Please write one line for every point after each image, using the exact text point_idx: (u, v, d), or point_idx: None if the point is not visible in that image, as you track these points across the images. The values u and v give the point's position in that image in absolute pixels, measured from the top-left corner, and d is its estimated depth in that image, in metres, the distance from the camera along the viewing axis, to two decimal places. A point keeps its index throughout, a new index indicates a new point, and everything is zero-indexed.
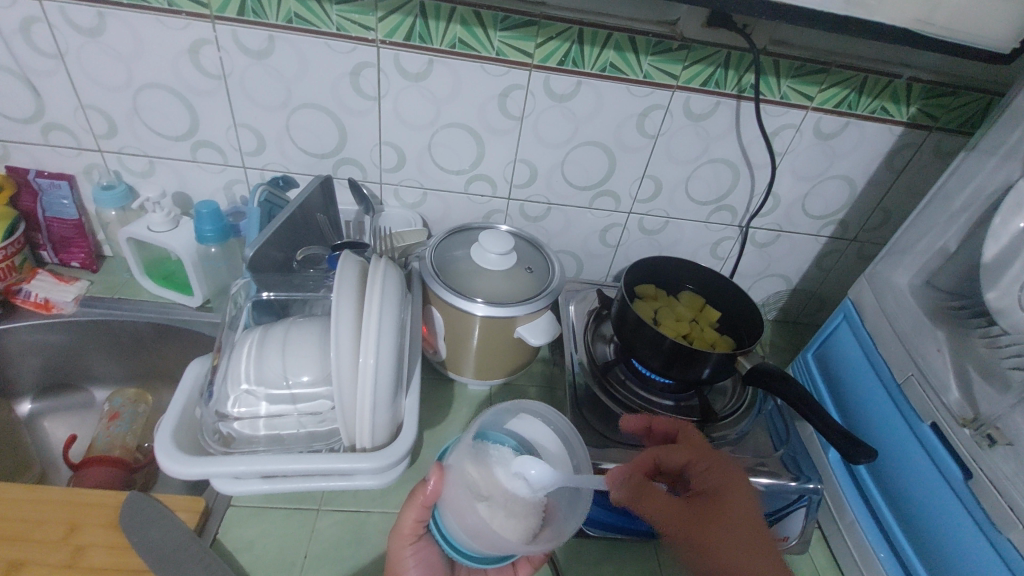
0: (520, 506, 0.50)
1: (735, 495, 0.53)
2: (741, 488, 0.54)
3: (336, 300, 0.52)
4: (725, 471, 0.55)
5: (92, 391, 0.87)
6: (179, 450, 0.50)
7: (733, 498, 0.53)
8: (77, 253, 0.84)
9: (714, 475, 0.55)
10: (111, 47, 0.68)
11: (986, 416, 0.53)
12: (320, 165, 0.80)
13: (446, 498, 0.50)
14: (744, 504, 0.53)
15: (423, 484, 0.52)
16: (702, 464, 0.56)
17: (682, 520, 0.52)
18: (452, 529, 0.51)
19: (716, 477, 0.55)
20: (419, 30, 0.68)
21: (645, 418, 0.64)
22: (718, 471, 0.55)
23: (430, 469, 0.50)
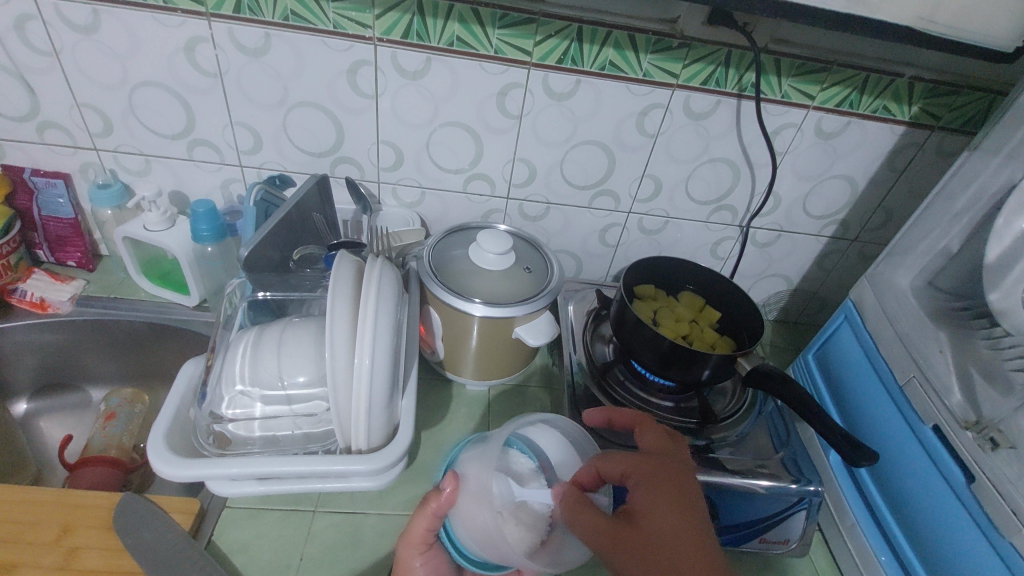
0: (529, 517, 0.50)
1: (670, 516, 0.45)
2: (685, 507, 0.46)
3: (331, 300, 0.51)
4: (670, 487, 0.47)
5: (89, 391, 0.87)
6: (173, 453, 0.50)
7: (669, 521, 0.45)
8: (73, 252, 0.84)
9: (656, 492, 0.47)
10: (105, 45, 0.68)
11: (989, 419, 0.52)
12: (318, 164, 0.80)
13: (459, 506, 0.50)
14: (684, 527, 0.45)
15: (435, 492, 0.52)
16: (645, 475, 0.48)
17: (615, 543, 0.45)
18: (461, 535, 0.51)
19: (657, 496, 0.47)
20: (417, 28, 0.67)
21: (605, 411, 0.62)
22: (661, 486, 0.48)
23: (446, 480, 0.51)
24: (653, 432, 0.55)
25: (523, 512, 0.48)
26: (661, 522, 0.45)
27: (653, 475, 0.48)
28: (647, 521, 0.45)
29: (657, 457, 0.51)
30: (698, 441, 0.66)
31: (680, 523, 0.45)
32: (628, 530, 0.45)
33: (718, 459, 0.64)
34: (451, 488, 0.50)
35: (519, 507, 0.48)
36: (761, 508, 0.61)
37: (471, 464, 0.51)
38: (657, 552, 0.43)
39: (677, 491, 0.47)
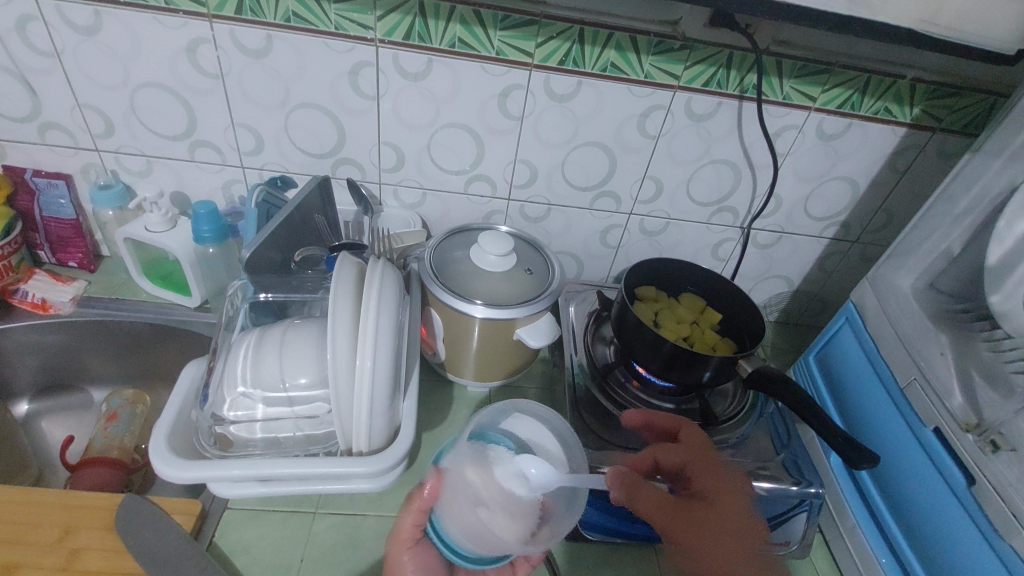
0: (519, 506, 0.47)
1: (730, 502, 0.54)
2: (736, 496, 0.55)
3: (333, 303, 0.51)
4: (721, 477, 0.56)
5: (90, 392, 0.87)
6: (174, 454, 0.50)
7: (728, 505, 0.54)
8: (74, 253, 0.84)
9: (710, 481, 0.56)
10: (107, 46, 0.68)
11: (989, 422, 0.52)
12: (319, 165, 0.80)
13: (444, 502, 0.50)
14: (739, 512, 0.54)
15: (419, 489, 0.52)
16: (697, 467, 0.57)
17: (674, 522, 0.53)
18: (453, 534, 0.49)
19: (712, 484, 0.55)
20: (418, 29, 0.67)
21: (645, 413, 0.62)
22: (715, 476, 0.56)
23: (426, 475, 0.51)
24: (688, 430, 0.60)
25: (512, 504, 0.46)
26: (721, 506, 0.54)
27: (706, 468, 0.57)
28: (710, 505, 0.54)
29: (703, 451, 0.58)
30: None
31: (737, 508, 0.54)
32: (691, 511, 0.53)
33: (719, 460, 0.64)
34: (434, 481, 0.50)
35: (508, 499, 0.46)
36: (763, 509, 0.62)
37: (453, 460, 0.50)
38: (719, 535, 0.52)
39: (726, 482, 0.56)
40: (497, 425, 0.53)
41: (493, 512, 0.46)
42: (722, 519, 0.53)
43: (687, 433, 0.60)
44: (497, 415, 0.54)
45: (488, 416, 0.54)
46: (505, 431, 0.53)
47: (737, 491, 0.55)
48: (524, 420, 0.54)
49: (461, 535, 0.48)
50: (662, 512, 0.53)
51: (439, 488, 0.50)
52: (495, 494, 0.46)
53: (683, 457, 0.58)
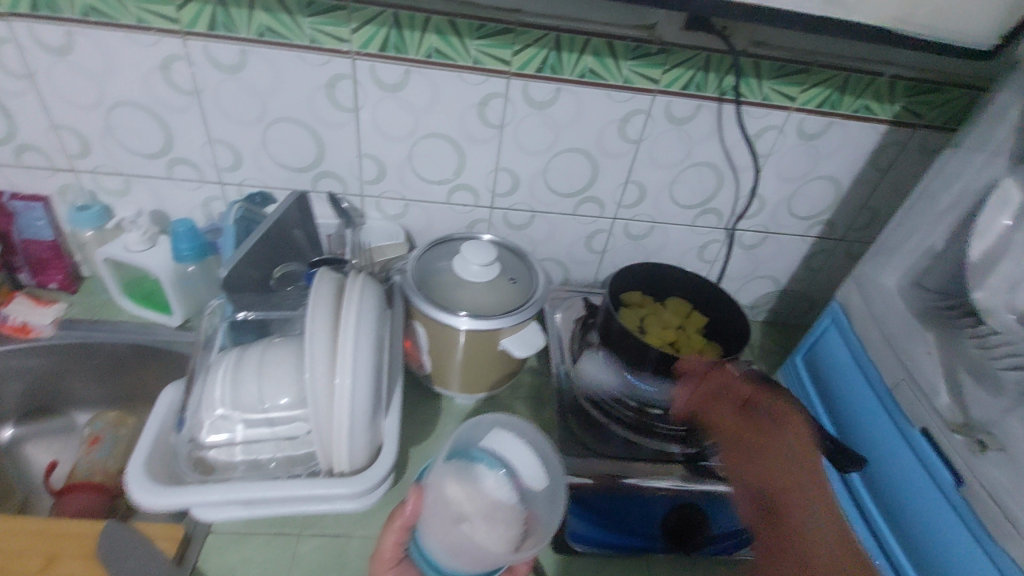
0: (502, 513, 0.47)
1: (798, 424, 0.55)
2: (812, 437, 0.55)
3: (311, 321, 0.51)
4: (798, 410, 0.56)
5: (74, 415, 0.86)
6: (154, 481, 0.49)
7: (784, 433, 0.55)
8: (54, 274, 0.82)
9: (778, 407, 0.57)
10: (80, 65, 0.67)
11: (978, 422, 0.52)
12: (299, 179, 0.79)
13: (427, 519, 0.48)
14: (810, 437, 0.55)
15: (399, 509, 0.50)
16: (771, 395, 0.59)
17: (739, 431, 0.58)
18: (434, 552, 0.48)
19: (781, 407, 0.56)
20: (393, 41, 0.67)
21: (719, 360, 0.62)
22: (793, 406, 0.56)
23: (407, 492, 0.49)
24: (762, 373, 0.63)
25: (496, 514, 0.47)
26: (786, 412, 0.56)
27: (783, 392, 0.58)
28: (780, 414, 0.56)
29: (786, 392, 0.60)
30: (688, 449, 0.66)
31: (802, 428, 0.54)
32: (751, 421, 0.58)
33: (709, 466, 0.64)
34: (416, 499, 0.49)
35: (493, 509, 0.47)
36: None
37: (437, 475, 0.49)
38: (776, 451, 0.55)
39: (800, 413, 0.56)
40: (476, 441, 0.53)
41: (476, 524, 0.46)
42: (778, 441, 0.55)
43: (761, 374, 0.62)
44: (474, 432, 0.53)
45: (470, 431, 0.53)
46: (485, 447, 0.52)
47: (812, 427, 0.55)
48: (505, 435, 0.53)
49: (439, 553, 0.47)
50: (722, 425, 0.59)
51: (419, 504, 0.49)
52: (478, 508, 0.47)
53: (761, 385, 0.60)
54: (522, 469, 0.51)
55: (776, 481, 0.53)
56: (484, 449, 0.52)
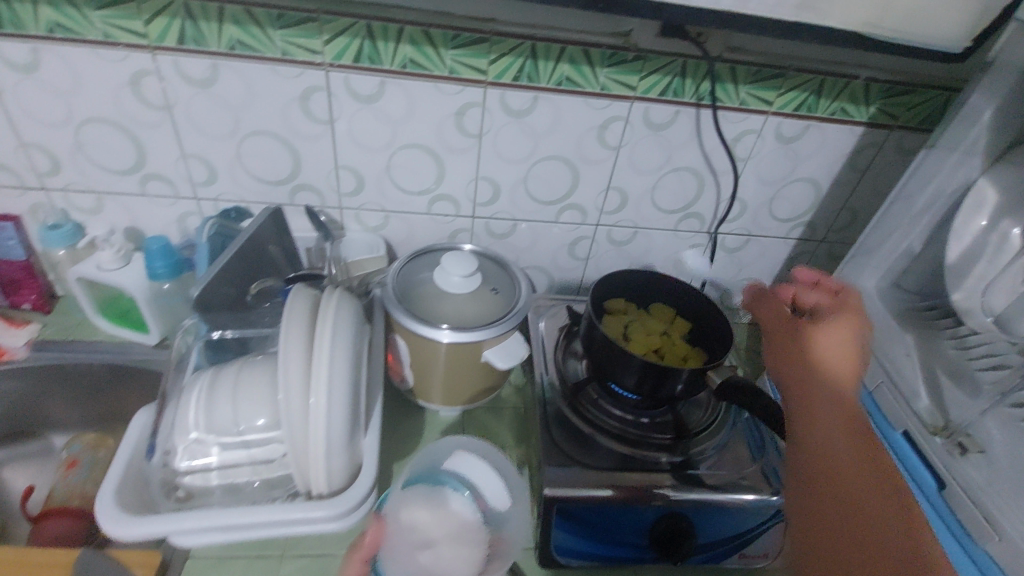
0: (469, 534, 0.53)
1: (845, 343, 0.53)
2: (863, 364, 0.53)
3: (284, 341, 0.50)
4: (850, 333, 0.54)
5: (51, 438, 0.84)
6: (124, 510, 0.48)
7: (817, 381, 0.51)
8: (27, 294, 0.81)
9: (829, 352, 0.52)
10: (47, 82, 0.66)
11: (956, 424, 0.53)
12: (275, 192, 0.78)
13: (387, 547, 0.51)
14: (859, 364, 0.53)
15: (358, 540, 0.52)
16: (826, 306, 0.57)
17: (784, 354, 0.55)
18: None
19: (836, 356, 0.52)
20: (367, 51, 0.66)
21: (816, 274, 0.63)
22: (845, 329, 0.54)
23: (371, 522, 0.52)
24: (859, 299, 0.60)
25: (464, 535, 0.52)
26: (834, 329, 0.54)
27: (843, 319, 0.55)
28: (821, 327, 0.54)
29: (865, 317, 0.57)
30: (675, 458, 0.65)
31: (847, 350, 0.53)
32: (794, 345, 0.55)
33: (698, 475, 0.63)
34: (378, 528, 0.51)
35: (461, 530, 0.52)
36: (740, 522, 0.62)
37: (400, 503, 0.53)
38: (801, 387, 0.52)
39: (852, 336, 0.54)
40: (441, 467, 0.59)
41: (444, 547, 0.51)
42: (817, 380, 0.51)
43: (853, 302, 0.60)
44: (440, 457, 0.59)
45: (438, 454, 0.59)
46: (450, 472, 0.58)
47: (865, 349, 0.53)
48: (471, 458, 0.59)
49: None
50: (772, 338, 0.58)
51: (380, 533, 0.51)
52: (445, 531, 0.52)
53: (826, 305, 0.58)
54: (486, 492, 0.57)
55: (791, 400, 0.52)
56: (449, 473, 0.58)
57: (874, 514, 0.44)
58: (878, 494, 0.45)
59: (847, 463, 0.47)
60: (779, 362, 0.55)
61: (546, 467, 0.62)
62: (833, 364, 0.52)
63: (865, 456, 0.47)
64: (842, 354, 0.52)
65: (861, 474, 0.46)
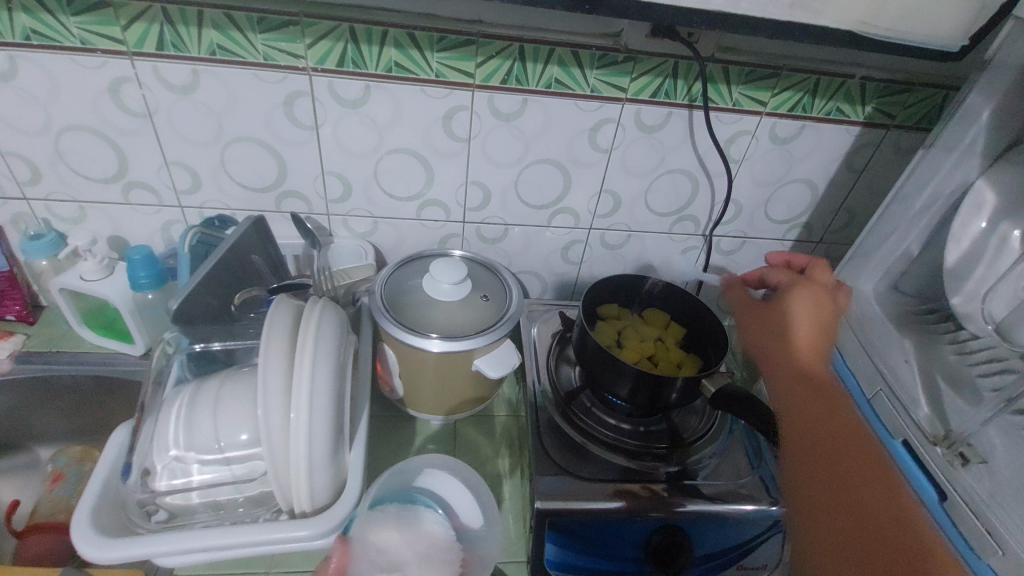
0: (438, 548, 0.52)
1: (805, 315, 0.59)
2: (830, 331, 0.58)
3: (263, 355, 0.48)
4: (812, 304, 0.59)
5: (38, 450, 0.82)
6: (102, 534, 0.47)
7: (789, 351, 0.57)
8: (11, 305, 0.79)
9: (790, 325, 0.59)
10: (25, 90, 0.64)
11: (957, 434, 0.51)
12: (261, 199, 0.76)
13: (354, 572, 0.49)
14: (825, 334, 0.58)
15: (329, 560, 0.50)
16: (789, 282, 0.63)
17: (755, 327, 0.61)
18: None
19: (800, 324, 0.58)
20: (351, 55, 0.64)
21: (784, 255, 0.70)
22: (807, 303, 0.60)
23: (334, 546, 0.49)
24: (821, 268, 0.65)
25: (434, 549, 0.52)
26: (791, 305, 0.60)
27: (801, 292, 0.61)
28: (790, 300, 0.60)
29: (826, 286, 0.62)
30: (671, 468, 0.64)
31: (812, 325, 0.58)
32: (764, 321, 0.61)
33: (694, 485, 0.62)
34: (342, 551, 0.49)
35: (432, 545, 0.52)
36: (740, 532, 0.60)
37: (367, 526, 0.51)
38: (774, 358, 0.58)
39: (812, 307, 0.59)
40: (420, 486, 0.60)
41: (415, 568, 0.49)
42: (789, 353, 0.57)
43: (817, 272, 0.65)
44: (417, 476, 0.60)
45: (411, 473, 0.60)
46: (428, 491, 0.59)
47: (826, 315, 0.59)
48: (442, 476, 0.60)
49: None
50: (743, 320, 0.64)
51: (346, 558, 0.49)
52: (415, 551, 0.51)
53: (788, 282, 0.63)
54: (458, 510, 0.58)
55: (768, 373, 0.58)
56: (427, 492, 0.59)
57: (861, 485, 0.48)
58: (862, 463, 0.49)
59: (825, 439, 0.51)
60: (757, 344, 0.60)
61: (539, 479, 0.60)
62: (798, 341, 0.57)
63: (844, 429, 0.51)
64: (806, 327, 0.58)
65: (847, 448, 0.50)
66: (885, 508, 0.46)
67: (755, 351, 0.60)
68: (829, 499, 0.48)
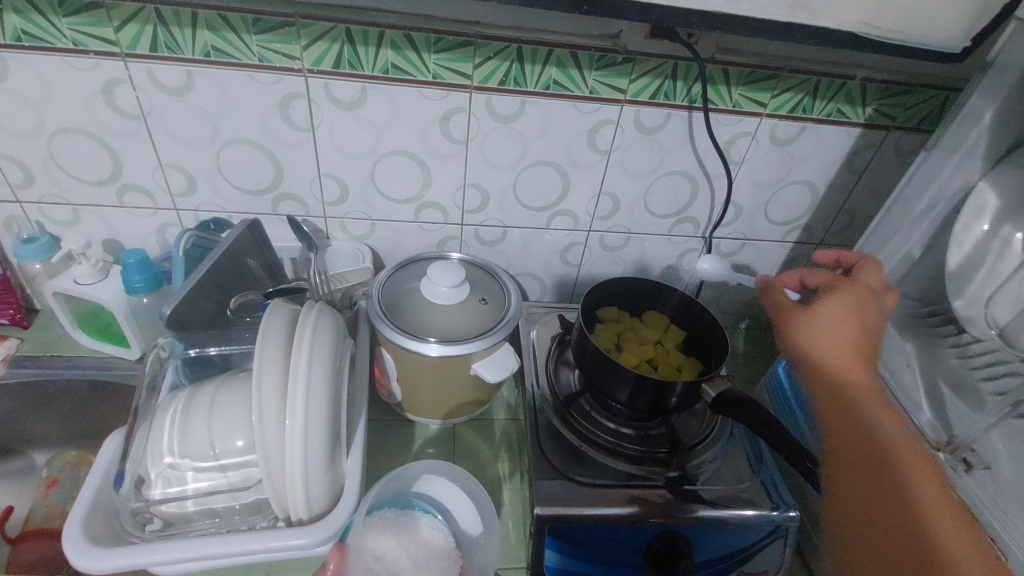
0: (435, 560, 0.52)
1: (846, 320, 0.59)
2: (876, 344, 0.58)
3: (258, 362, 0.47)
4: (850, 312, 0.59)
5: (33, 455, 0.82)
6: (93, 543, 0.47)
7: (812, 349, 0.59)
8: (4, 309, 0.78)
9: (826, 325, 0.60)
10: (17, 92, 0.64)
11: (960, 438, 0.51)
12: (257, 202, 0.75)
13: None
14: (864, 343, 0.58)
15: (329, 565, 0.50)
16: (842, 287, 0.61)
17: (787, 324, 0.63)
18: None
19: (837, 328, 0.59)
20: (348, 56, 0.64)
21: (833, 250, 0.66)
22: (849, 307, 0.59)
23: (329, 552, 0.49)
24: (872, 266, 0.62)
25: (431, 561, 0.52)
26: (830, 308, 0.60)
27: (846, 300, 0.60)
28: (822, 304, 0.61)
29: (877, 296, 0.60)
30: (671, 473, 0.63)
31: (855, 327, 0.58)
32: (796, 317, 0.63)
33: (694, 490, 0.61)
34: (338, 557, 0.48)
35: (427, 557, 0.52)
36: (741, 538, 0.59)
37: (364, 532, 0.51)
38: (814, 356, 0.59)
39: (861, 315, 0.59)
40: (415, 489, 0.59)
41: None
42: (818, 351, 0.59)
43: (864, 272, 0.62)
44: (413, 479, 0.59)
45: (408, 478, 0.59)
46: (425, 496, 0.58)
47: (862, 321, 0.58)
48: (440, 481, 0.59)
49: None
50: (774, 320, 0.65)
51: (343, 564, 0.49)
52: (413, 558, 0.51)
53: (830, 283, 0.63)
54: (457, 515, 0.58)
55: (805, 371, 0.59)
56: (423, 496, 0.58)
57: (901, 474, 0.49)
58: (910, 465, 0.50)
59: (895, 441, 0.51)
60: (791, 342, 0.61)
61: (538, 484, 0.60)
62: (837, 345, 0.58)
63: (892, 429, 0.52)
64: (842, 335, 0.58)
65: (902, 449, 0.51)
66: (954, 520, 0.46)
67: (784, 344, 0.62)
68: (846, 452, 0.53)
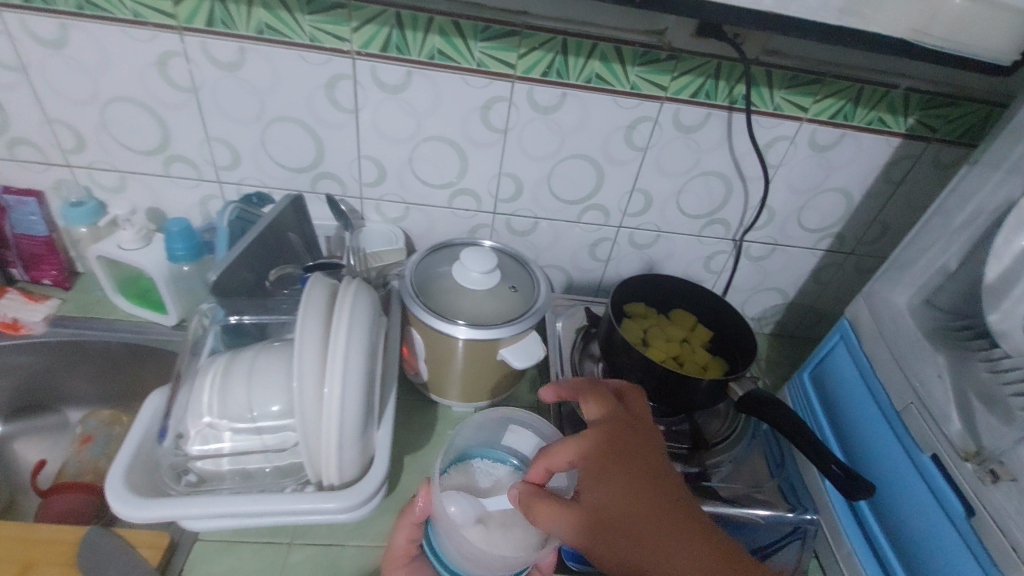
0: (517, 519, 0.53)
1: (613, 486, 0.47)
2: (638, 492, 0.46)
3: (300, 333, 0.49)
4: (620, 470, 0.48)
5: (66, 413, 0.84)
6: (133, 492, 0.48)
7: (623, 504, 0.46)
8: (48, 270, 0.81)
9: (622, 480, 0.47)
10: (76, 59, 0.66)
11: (990, 450, 0.49)
12: (297, 179, 0.77)
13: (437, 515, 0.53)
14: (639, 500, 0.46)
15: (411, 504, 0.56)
16: (619, 437, 0.50)
17: (602, 474, 0.48)
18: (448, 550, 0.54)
19: (615, 482, 0.47)
20: (396, 41, 0.65)
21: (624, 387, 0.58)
22: (622, 477, 0.47)
23: (420, 489, 0.55)
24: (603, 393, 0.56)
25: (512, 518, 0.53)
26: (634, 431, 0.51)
27: (603, 465, 0.48)
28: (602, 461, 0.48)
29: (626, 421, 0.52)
30: (690, 469, 0.63)
31: (628, 502, 0.46)
32: (602, 483, 0.47)
33: (712, 488, 0.62)
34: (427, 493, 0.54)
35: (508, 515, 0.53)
36: (755, 538, 0.60)
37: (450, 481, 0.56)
38: (630, 518, 0.45)
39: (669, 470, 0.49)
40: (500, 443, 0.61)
41: (494, 527, 0.52)
42: (622, 514, 0.46)
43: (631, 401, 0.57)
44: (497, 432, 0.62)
45: (466, 430, 0.60)
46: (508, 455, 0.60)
47: (627, 478, 0.47)
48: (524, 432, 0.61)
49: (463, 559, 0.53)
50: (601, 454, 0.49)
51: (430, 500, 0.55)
52: (495, 513, 0.53)
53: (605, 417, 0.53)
54: None
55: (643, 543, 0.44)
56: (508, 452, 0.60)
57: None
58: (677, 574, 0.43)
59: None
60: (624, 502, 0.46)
61: None
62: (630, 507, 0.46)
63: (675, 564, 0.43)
64: (623, 491, 0.46)
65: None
66: None
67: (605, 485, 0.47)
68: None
